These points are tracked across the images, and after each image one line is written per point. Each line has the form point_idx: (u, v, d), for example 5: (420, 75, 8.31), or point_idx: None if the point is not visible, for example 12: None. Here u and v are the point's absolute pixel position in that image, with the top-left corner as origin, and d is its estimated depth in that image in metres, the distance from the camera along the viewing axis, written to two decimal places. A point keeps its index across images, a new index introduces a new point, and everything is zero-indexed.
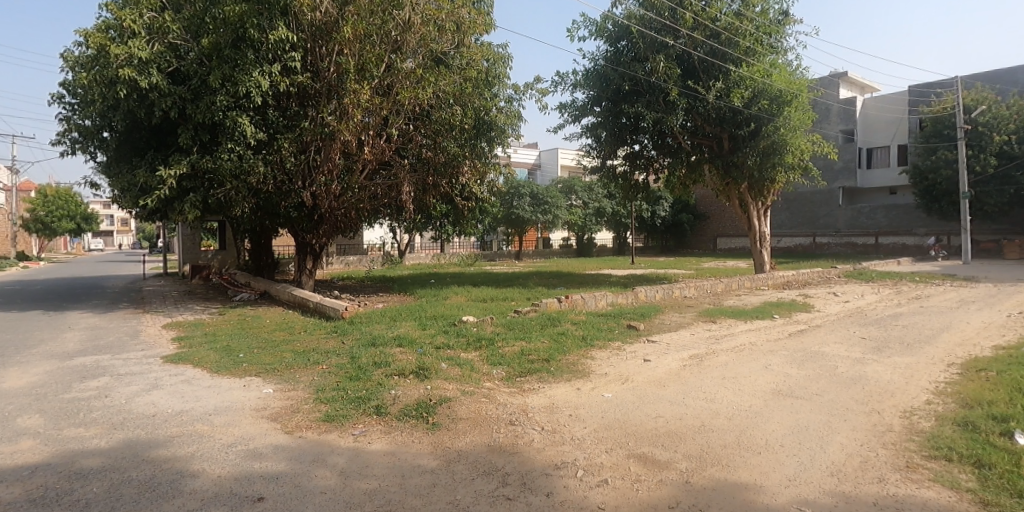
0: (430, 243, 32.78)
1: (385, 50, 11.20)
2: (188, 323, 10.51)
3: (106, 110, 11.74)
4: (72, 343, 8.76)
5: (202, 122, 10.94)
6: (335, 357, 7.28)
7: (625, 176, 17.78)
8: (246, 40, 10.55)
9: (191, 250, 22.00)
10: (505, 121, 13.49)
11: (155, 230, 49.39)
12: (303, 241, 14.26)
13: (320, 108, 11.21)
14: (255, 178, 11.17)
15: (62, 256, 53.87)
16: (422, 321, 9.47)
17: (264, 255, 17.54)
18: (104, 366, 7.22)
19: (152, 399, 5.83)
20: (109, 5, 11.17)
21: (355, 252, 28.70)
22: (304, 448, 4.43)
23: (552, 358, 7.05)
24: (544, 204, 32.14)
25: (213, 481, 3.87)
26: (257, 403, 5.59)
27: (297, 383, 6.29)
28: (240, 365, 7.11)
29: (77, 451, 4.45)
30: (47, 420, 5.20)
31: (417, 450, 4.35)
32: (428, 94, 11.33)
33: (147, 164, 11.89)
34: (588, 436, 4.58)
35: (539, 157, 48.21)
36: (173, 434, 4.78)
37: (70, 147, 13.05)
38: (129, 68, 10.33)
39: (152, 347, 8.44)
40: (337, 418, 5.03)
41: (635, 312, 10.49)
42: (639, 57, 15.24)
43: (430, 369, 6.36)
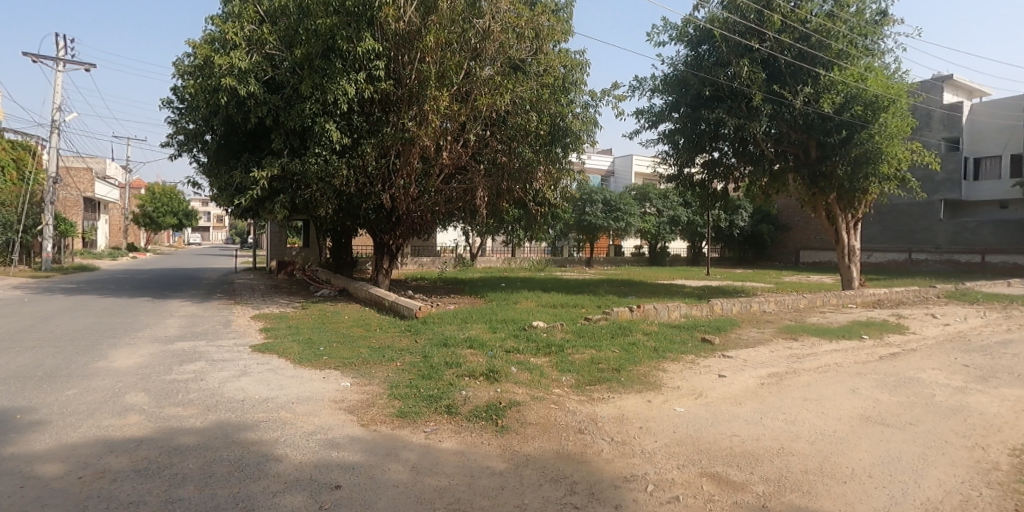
0: (502, 247, 33.16)
1: (464, 57, 11.46)
2: (274, 315, 11.18)
3: (209, 115, 12.73)
4: (173, 328, 9.56)
5: (293, 127, 11.64)
6: (409, 355, 7.50)
7: (703, 185, 17.32)
8: (335, 50, 11.10)
9: (278, 246, 23.44)
10: (581, 127, 13.30)
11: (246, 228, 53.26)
12: (380, 242, 14.75)
13: (401, 114, 11.59)
14: (339, 181, 11.70)
15: (166, 248, 59.00)
16: (492, 323, 9.59)
17: (344, 253, 18.38)
18: (201, 352, 7.81)
19: (241, 385, 6.25)
20: (215, 19, 12.10)
21: (429, 252, 29.53)
22: (378, 441, 4.60)
23: (622, 368, 6.91)
24: (616, 211, 31.65)
25: (295, 466, 4.09)
26: (336, 395, 5.88)
27: (373, 377, 6.55)
28: (321, 357, 7.49)
29: (176, 428, 4.86)
30: (152, 398, 5.69)
31: (486, 452, 4.41)
32: (505, 100, 11.49)
33: (242, 165, 12.76)
34: (658, 450, 4.46)
35: (613, 162, 47.66)
36: (260, 419, 5.10)
37: (177, 148, 14.24)
38: (231, 77, 11.16)
39: (242, 336, 9.06)
40: (410, 415, 5.19)
41: (710, 325, 10.14)
42: (722, 61, 14.77)
43: (501, 372, 6.43)
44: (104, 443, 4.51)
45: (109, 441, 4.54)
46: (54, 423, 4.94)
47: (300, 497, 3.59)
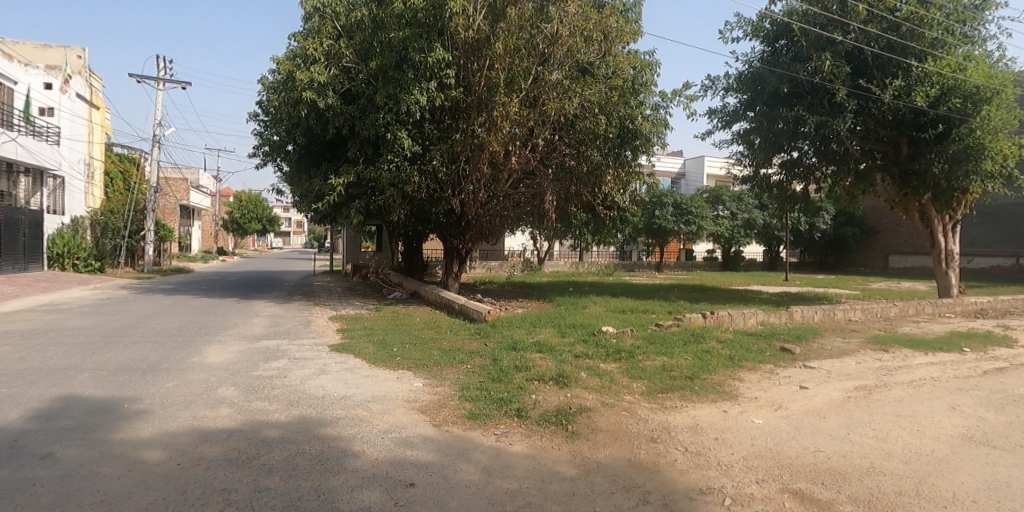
0: (569, 251, 33.06)
1: (533, 62, 11.54)
2: (350, 316, 11.68)
3: (291, 127, 13.49)
4: (259, 327, 10.18)
5: (368, 136, 12.12)
6: (478, 358, 7.61)
7: (781, 186, 16.58)
8: (407, 61, 11.45)
9: (354, 250, 24.48)
10: (650, 129, 13.02)
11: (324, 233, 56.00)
12: (450, 246, 15.06)
13: (471, 120, 11.79)
14: (411, 187, 12.05)
15: (252, 253, 63.01)
16: (561, 328, 9.56)
17: (415, 257, 18.94)
18: (284, 350, 8.27)
19: (320, 382, 6.55)
20: (296, 36, 12.81)
21: (497, 257, 29.83)
22: (450, 442, 4.69)
23: (696, 376, 6.69)
24: (687, 214, 30.75)
25: (371, 463, 4.24)
26: (409, 395, 6.05)
27: (444, 379, 6.69)
28: (394, 358, 7.74)
29: (262, 421, 5.17)
30: (241, 393, 6.09)
31: (556, 457, 4.40)
32: (574, 104, 11.44)
33: (321, 173, 13.42)
34: (736, 463, 4.29)
35: (684, 164, 46.44)
36: (339, 416, 5.34)
37: (262, 159, 15.17)
38: (311, 90, 11.78)
39: (321, 335, 9.51)
40: (480, 417, 5.27)
41: (790, 333, 9.63)
42: (801, 56, 14.02)
43: (570, 377, 6.39)
44: (200, 432, 4.87)
45: (204, 431, 4.89)
46: (157, 412, 5.38)
47: (377, 493, 3.72)
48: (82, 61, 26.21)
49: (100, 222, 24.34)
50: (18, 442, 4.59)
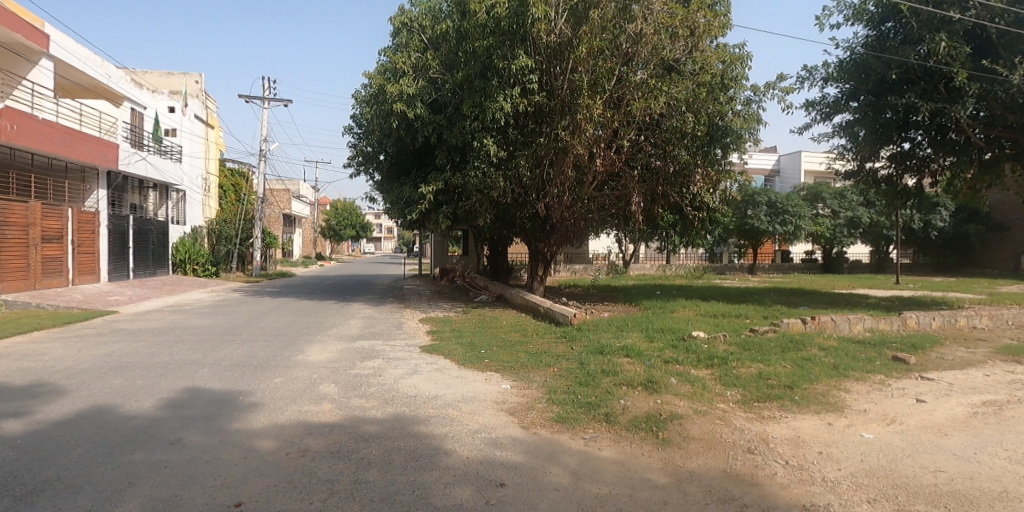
0: (655, 254, 32.30)
1: (616, 63, 11.42)
2: (440, 319, 12.10)
3: (383, 138, 14.20)
4: (355, 328, 10.79)
5: (455, 143, 12.52)
6: (565, 361, 7.62)
7: (890, 181, 15.34)
8: (491, 69, 11.69)
9: (441, 254, 25.32)
10: (742, 125, 12.39)
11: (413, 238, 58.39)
12: (535, 250, 15.19)
13: (554, 124, 11.85)
14: (496, 191, 12.28)
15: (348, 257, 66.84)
16: (648, 332, 9.36)
17: (500, 261, 19.28)
18: (378, 350, 8.71)
19: (413, 382, 6.85)
20: (386, 51, 13.45)
21: (581, 260, 29.65)
22: (539, 444, 4.74)
23: (796, 385, 6.32)
24: (783, 214, 29.00)
25: (463, 461, 4.37)
26: (498, 396, 6.17)
27: (532, 382, 6.76)
28: (483, 360, 7.93)
29: (360, 417, 5.48)
30: (341, 389, 6.49)
31: (647, 464, 4.32)
32: (660, 103, 11.20)
33: (412, 181, 14.03)
34: (843, 480, 4.00)
35: (779, 161, 43.93)
36: (431, 414, 5.55)
37: (356, 169, 16.09)
38: (401, 102, 12.36)
39: (412, 337, 9.92)
40: (569, 420, 5.28)
41: (904, 341, 8.84)
42: (912, 38, 12.87)
43: (660, 383, 6.25)
44: (306, 425, 5.24)
45: (309, 424, 5.26)
46: (268, 405, 5.85)
47: (468, 491, 3.83)
48: (199, 86, 29.04)
49: (216, 230, 27.14)
50: (154, 427, 5.17)
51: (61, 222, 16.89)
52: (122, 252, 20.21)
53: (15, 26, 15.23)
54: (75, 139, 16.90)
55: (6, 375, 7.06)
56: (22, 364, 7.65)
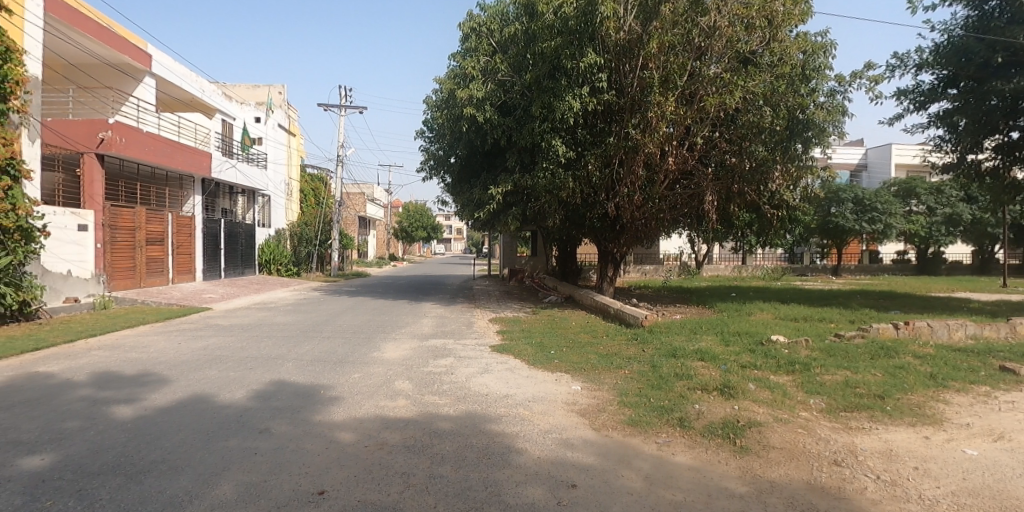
0: (729, 254, 31.11)
1: (689, 58, 11.11)
2: (509, 319, 12.21)
3: (454, 141, 14.53)
4: (428, 327, 11.09)
5: (524, 145, 12.61)
6: (637, 364, 7.48)
7: (996, 174, 13.96)
8: (560, 69, 11.66)
9: (510, 255, 25.56)
10: (826, 118, 11.69)
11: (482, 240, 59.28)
12: (605, 250, 15.02)
13: (625, 123, 11.69)
14: (566, 192, 12.24)
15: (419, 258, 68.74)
16: (724, 336, 9.04)
17: (569, 262, 19.22)
18: (450, 349, 8.91)
19: (484, 380, 6.96)
20: (456, 56, 13.74)
21: (651, 261, 29.02)
22: (611, 447, 4.69)
23: (888, 395, 5.90)
24: (871, 211, 27.09)
25: (535, 460, 4.40)
26: (568, 397, 6.16)
27: (603, 384, 6.69)
28: (553, 361, 7.93)
29: (434, 413, 5.63)
30: (415, 386, 6.69)
31: (724, 471, 4.18)
32: (736, 98, 10.77)
33: (482, 183, 14.26)
34: (943, 499, 3.69)
35: (866, 155, 41.15)
36: (503, 413, 5.61)
37: (428, 172, 16.53)
38: (471, 106, 12.58)
39: (483, 336, 10.08)
40: (641, 424, 5.20)
41: (1015, 350, 8.02)
42: (1019, 18, 11.77)
43: (737, 389, 6.02)
44: (383, 419, 5.45)
45: (386, 419, 5.46)
46: (348, 399, 6.13)
47: (541, 491, 3.85)
48: (282, 96, 30.78)
49: (298, 232, 28.69)
50: (245, 417, 5.53)
51: (163, 225, 18.41)
52: (215, 253, 21.76)
53: (121, 48, 16.76)
54: (174, 149, 18.36)
55: (118, 365, 7.79)
56: (131, 355, 8.40)
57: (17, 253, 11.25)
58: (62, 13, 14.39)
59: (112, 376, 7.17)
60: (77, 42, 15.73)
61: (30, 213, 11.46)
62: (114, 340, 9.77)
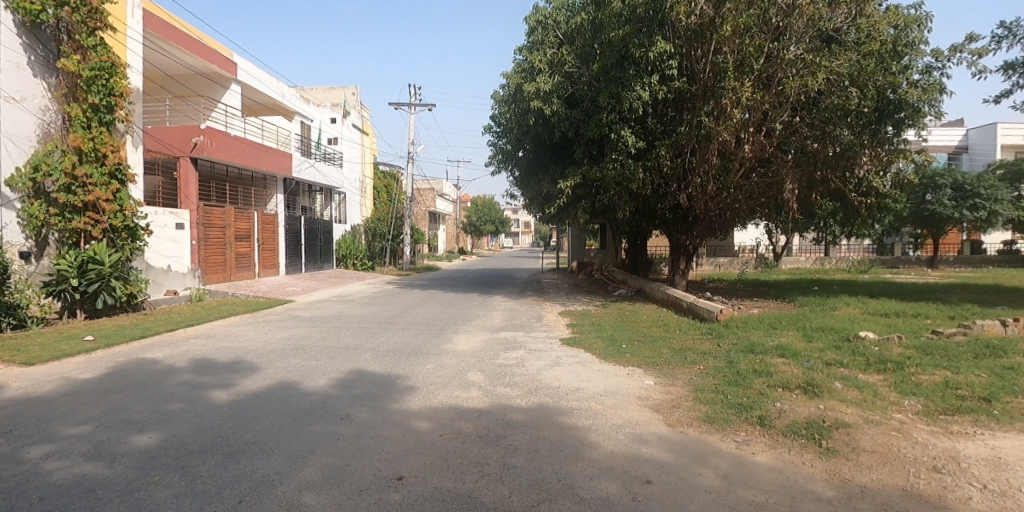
0: (811, 246, 29.49)
1: (766, 39, 10.58)
2: (579, 312, 12.15)
3: (522, 136, 14.62)
4: (498, 320, 11.23)
5: (593, 137, 12.47)
6: (712, 359, 7.24)
7: None
8: (628, 58, 11.40)
9: (579, 248, 25.46)
10: (921, 97, 10.76)
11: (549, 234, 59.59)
12: (677, 242, 14.63)
13: (697, 110, 11.31)
14: (636, 184, 12.02)
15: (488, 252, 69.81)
16: (806, 331, 8.58)
17: (639, 254, 18.87)
18: (521, 341, 8.98)
19: (555, 373, 6.96)
20: (523, 50, 13.75)
21: (726, 253, 27.99)
22: (687, 444, 4.56)
23: (996, 398, 5.37)
24: (974, 197, 24.70)
25: (608, 455, 4.35)
26: (641, 392, 6.05)
27: (677, 379, 6.53)
28: (624, 355, 7.82)
29: (506, 405, 5.68)
30: (487, 378, 6.79)
31: (809, 473, 3.97)
32: (818, 79, 10.12)
33: (550, 177, 14.28)
34: None
35: (967, 135, 37.71)
36: (574, 407, 5.58)
37: (497, 167, 16.68)
38: (538, 100, 12.57)
39: (552, 329, 10.09)
40: (718, 421, 5.03)
41: None
42: None
43: (822, 387, 5.71)
44: (457, 409, 5.57)
45: (460, 409, 5.57)
46: (423, 389, 6.31)
47: (614, 485, 3.80)
48: (356, 97, 31.89)
49: (372, 228, 29.78)
50: (328, 403, 5.82)
51: (249, 223, 19.61)
52: (296, 249, 22.99)
53: (210, 58, 17.97)
54: (258, 151, 19.47)
55: (215, 353, 8.40)
56: (225, 343, 9.04)
57: (125, 250, 12.37)
58: (158, 28, 15.63)
59: (208, 363, 7.75)
60: (172, 55, 17.04)
61: (135, 213, 12.50)
62: (209, 330, 10.55)
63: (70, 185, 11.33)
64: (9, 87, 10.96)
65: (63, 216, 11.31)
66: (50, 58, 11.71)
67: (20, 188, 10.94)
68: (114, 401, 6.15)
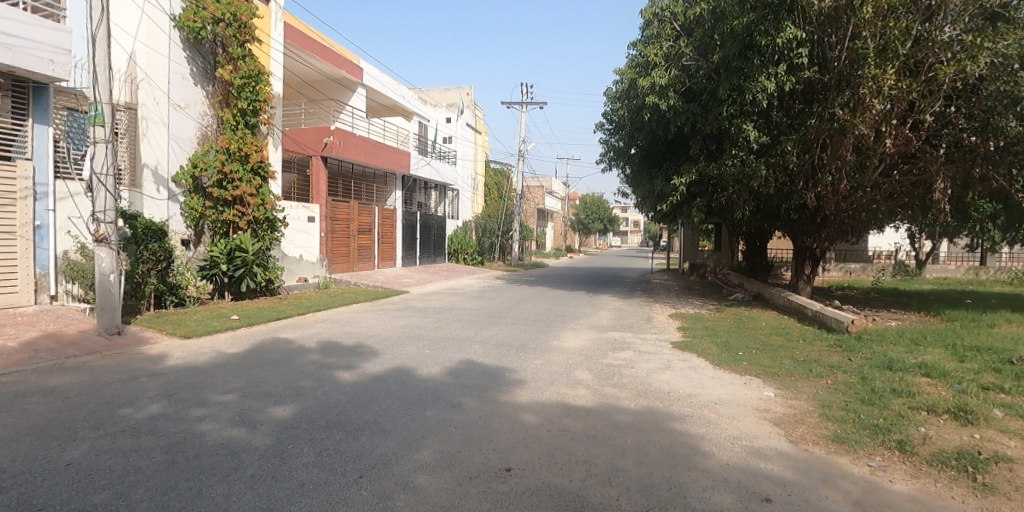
0: (964, 253, 26.02)
1: (915, 20, 9.45)
2: (690, 315, 11.69)
3: (634, 132, 14.35)
4: (605, 319, 11.09)
5: (710, 131, 11.94)
6: (841, 374, 6.64)
7: None
8: (752, 47, 10.74)
9: (691, 248, 24.47)
10: None
11: (660, 233, 58.15)
12: (803, 245, 13.57)
13: (829, 102, 10.41)
14: (757, 181, 11.38)
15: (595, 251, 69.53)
16: (958, 350, 7.58)
17: (758, 258, 17.72)
18: (630, 342, 8.80)
19: (666, 377, 6.75)
20: (638, 44, 13.43)
21: (858, 258, 25.53)
22: (812, 463, 4.23)
23: None
24: None
25: (723, 466, 4.14)
26: (759, 403, 5.69)
27: (801, 392, 6.07)
28: (740, 362, 7.42)
29: (615, 405, 5.61)
30: (594, 377, 6.74)
31: (958, 509, 3.52)
32: (980, 64, 8.88)
33: (664, 174, 13.89)
34: None
35: None
36: (686, 413, 5.38)
37: (608, 164, 16.46)
38: (653, 94, 12.31)
39: (662, 331, 9.80)
40: (849, 441, 4.60)
41: None
42: None
43: (978, 414, 5.02)
44: (565, 406, 5.58)
45: (567, 406, 5.59)
46: (531, 383, 6.40)
47: (730, 499, 3.61)
48: (470, 97, 32.90)
49: (482, 224, 30.39)
50: (441, 391, 6.09)
51: (370, 217, 20.97)
52: (412, 242, 24.24)
53: (340, 64, 19.42)
54: (380, 150, 20.71)
55: (342, 337, 9.10)
56: (349, 329, 9.76)
57: (265, 240, 13.73)
58: (296, 39, 17.16)
59: (334, 345, 8.41)
60: (308, 63, 18.60)
61: (274, 207, 13.81)
62: (335, 315, 11.44)
63: (221, 181, 12.75)
64: (176, 96, 12.59)
65: (216, 209, 12.74)
66: (209, 69, 13.33)
67: (182, 184, 12.54)
68: (255, 375, 6.87)
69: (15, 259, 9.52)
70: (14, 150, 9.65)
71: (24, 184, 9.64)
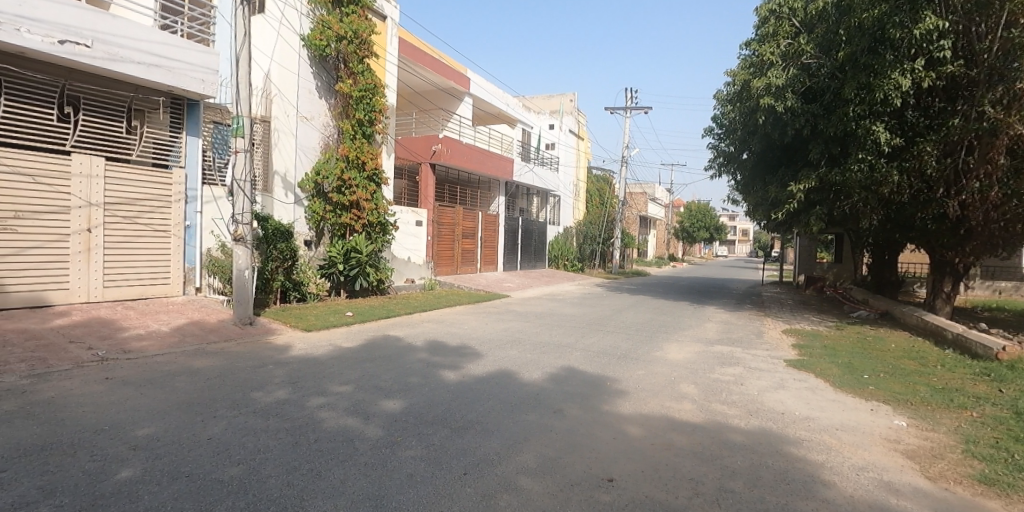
0: None
1: None
2: (806, 331, 10.91)
3: (747, 136, 13.70)
4: (712, 332, 10.64)
5: (834, 134, 11.11)
6: (990, 406, 5.91)
7: None
8: (884, 42, 9.88)
9: (807, 260, 22.80)
10: None
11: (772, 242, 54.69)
12: (942, 259, 12.19)
13: (978, 99, 9.31)
14: (888, 187, 10.41)
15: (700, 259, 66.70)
16: None
17: (887, 272, 16.12)
18: (740, 358, 8.38)
19: (779, 396, 6.37)
20: (752, 44, 12.82)
21: (1012, 275, 22.41)
22: (953, 504, 3.81)
23: None
24: None
25: (846, 498, 3.85)
26: (889, 433, 5.21)
27: (939, 424, 5.47)
28: (866, 386, 6.82)
29: (723, 423, 5.39)
30: (700, 391, 6.51)
31: None
32: None
33: (779, 180, 13.10)
34: None
35: None
36: (803, 437, 5.05)
37: (717, 170, 15.82)
38: (768, 96, 11.70)
39: (775, 348, 9.22)
40: (1001, 484, 4.09)
41: None
42: None
43: None
44: (669, 420, 5.45)
45: (672, 420, 5.45)
46: (633, 394, 6.30)
47: None
48: (573, 104, 32.83)
49: (584, 231, 30.47)
50: (542, 396, 6.18)
51: (474, 222, 21.64)
52: (513, 247, 24.68)
53: (448, 74, 20.27)
54: (484, 157, 21.33)
55: (448, 337, 9.48)
56: (453, 330, 10.15)
57: (378, 242, 14.57)
58: (409, 51, 18.13)
59: (440, 345, 8.80)
60: (419, 75, 19.58)
61: (386, 211, 14.63)
62: (439, 316, 11.94)
63: (340, 186, 13.72)
64: (302, 108, 13.80)
65: (335, 212, 13.77)
66: (331, 82, 14.48)
67: (307, 189, 13.72)
68: (368, 369, 7.36)
69: (170, 255, 10.91)
70: (171, 160, 11.09)
71: (178, 189, 11.04)
